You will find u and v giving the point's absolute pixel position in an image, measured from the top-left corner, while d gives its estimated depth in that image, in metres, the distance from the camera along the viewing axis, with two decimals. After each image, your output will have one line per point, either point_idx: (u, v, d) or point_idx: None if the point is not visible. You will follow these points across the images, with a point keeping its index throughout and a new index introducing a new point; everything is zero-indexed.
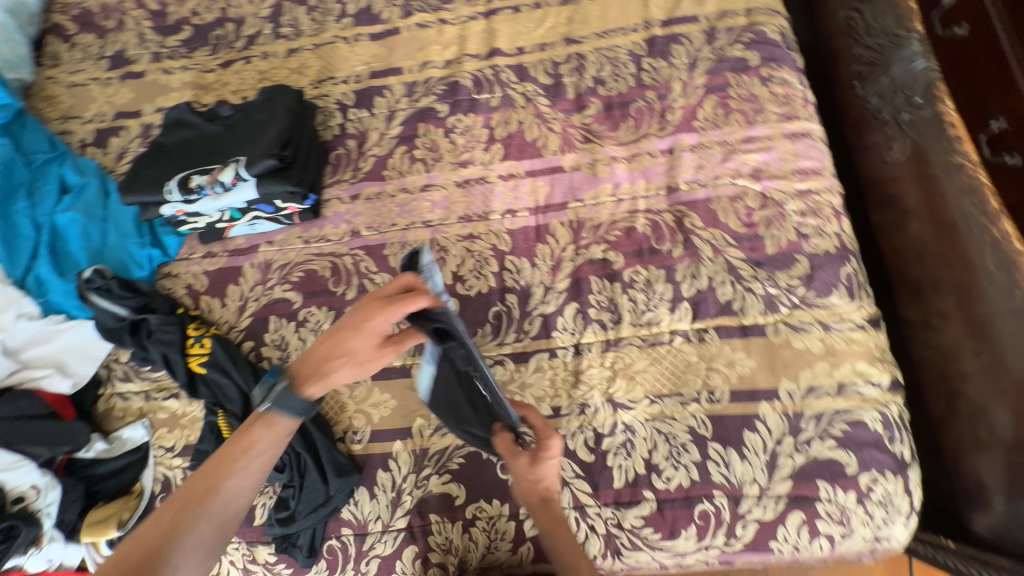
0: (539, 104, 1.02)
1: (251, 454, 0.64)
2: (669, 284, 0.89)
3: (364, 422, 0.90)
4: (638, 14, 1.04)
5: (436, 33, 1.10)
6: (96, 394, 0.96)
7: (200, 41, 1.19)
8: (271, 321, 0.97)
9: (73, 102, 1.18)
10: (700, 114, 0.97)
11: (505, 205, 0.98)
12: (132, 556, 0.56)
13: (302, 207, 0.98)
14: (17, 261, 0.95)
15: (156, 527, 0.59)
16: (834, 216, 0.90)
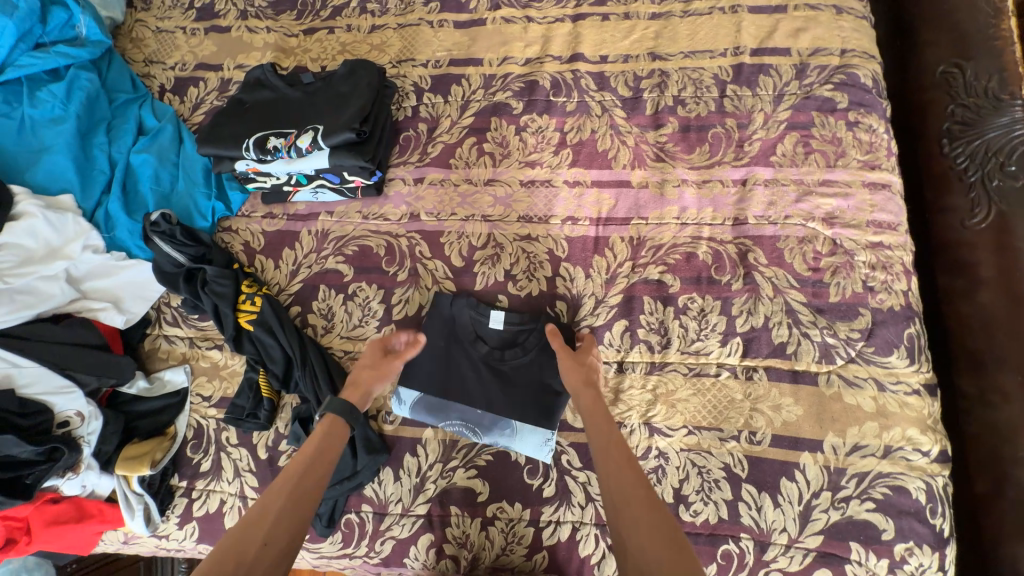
0: (615, 116, 1.01)
1: (322, 461, 0.72)
2: (723, 316, 0.88)
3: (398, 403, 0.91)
4: (730, 38, 1.02)
5: (521, 29, 1.10)
6: (144, 333, 0.98)
7: (287, 5, 1.21)
8: (320, 290, 0.98)
9: (158, 47, 1.20)
10: (779, 149, 0.95)
11: (567, 211, 0.97)
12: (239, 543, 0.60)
13: (368, 183, 0.98)
14: (89, 195, 0.97)
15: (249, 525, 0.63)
16: (904, 274, 0.87)
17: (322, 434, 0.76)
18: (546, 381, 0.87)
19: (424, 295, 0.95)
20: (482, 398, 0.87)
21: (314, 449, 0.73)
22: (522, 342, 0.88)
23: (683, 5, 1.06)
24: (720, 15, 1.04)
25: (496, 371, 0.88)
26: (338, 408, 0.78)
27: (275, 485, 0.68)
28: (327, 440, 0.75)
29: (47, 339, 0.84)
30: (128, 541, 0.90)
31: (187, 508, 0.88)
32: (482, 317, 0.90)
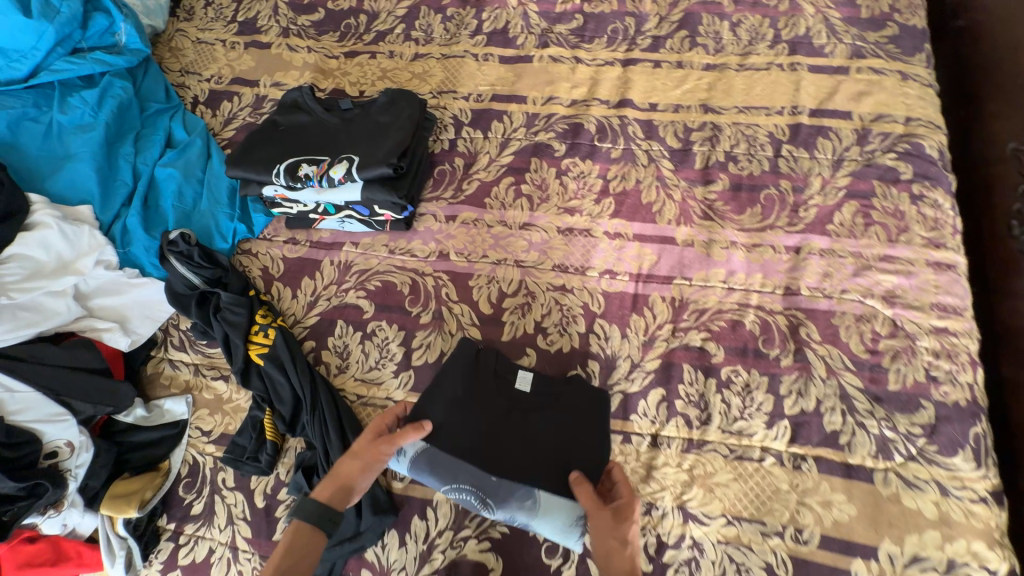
0: (662, 167, 0.96)
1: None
2: (770, 395, 0.81)
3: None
4: (787, 97, 0.98)
5: (568, 70, 1.06)
6: (148, 355, 0.93)
7: (330, 26, 1.19)
8: (337, 325, 0.92)
9: (196, 58, 1.18)
10: (836, 217, 0.89)
11: (606, 264, 0.92)
12: None
13: (397, 217, 0.94)
14: (109, 206, 0.93)
15: None
16: (971, 365, 0.80)
17: (293, 539, 0.65)
18: (573, 451, 0.77)
19: (447, 342, 0.89)
20: (500, 459, 0.76)
21: (285, 560, 0.64)
22: (551, 402, 0.81)
23: (739, 58, 1.02)
24: (778, 72, 1.00)
25: (518, 432, 0.78)
26: (308, 512, 0.66)
27: None
28: (302, 549, 0.65)
29: (45, 361, 0.80)
30: None
31: (172, 554, 0.81)
32: (508, 372, 0.83)
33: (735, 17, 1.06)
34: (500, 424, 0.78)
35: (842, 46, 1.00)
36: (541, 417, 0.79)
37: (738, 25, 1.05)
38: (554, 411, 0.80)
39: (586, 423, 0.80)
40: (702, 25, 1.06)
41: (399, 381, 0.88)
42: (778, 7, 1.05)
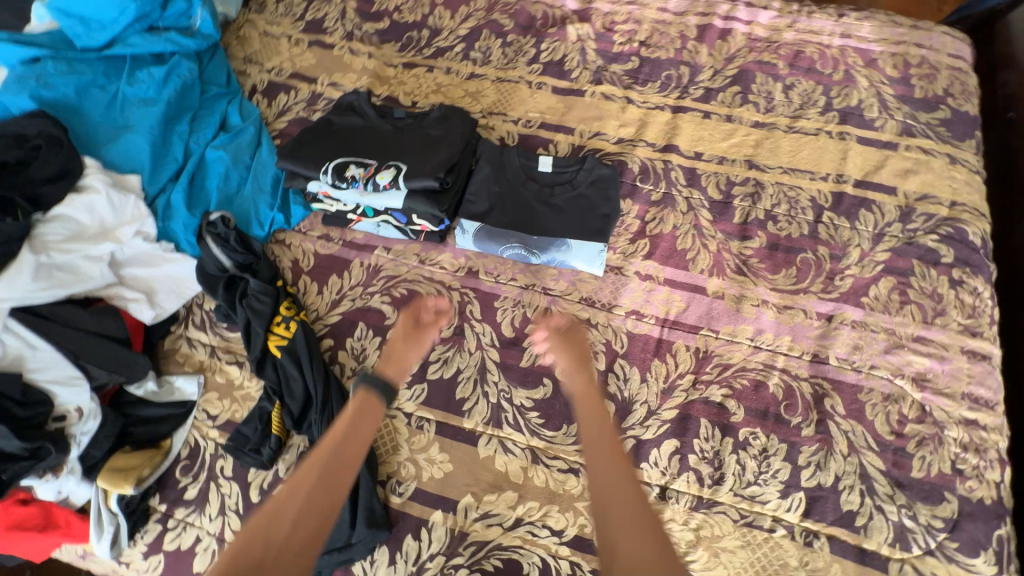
0: (701, 216, 0.96)
1: (342, 471, 0.66)
2: (787, 463, 0.79)
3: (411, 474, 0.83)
4: (833, 164, 0.98)
5: (618, 108, 1.08)
6: (167, 331, 0.93)
7: (393, 36, 1.23)
8: (358, 328, 0.92)
9: (260, 49, 1.22)
10: (872, 291, 0.88)
11: (633, 304, 0.91)
12: (264, 535, 0.59)
13: (433, 229, 0.94)
14: (156, 179, 0.95)
15: (263, 523, 0.60)
16: (1000, 463, 0.77)
17: (352, 416, 0.72)
18: (603, 202, 0.96)
19: (465, 360, 0.89)
20: (538, 227, 0.94)
21: (340, 432, 0.69)
22: (573, 178, 0.98)
23: (789, 120, 1.03)
24: (827, 138, 1.01)
25: (549, 210, 0.95)
26: (362, 425, 0.72)
27: (301, 471, 0.65)
28: (352, 437, 0.70)
29: (72, 324, 0.79)
30: (85, 557, 0.81)
31: (157, 537, 0.80)
32: (530, 164, 0.99)
33: (789, 79, 1.07)
34: (534, 196, 0.97)
35: (893, 122, 1.01)
36: (567, 190, 0.97)
37: (791, 88, 1.06)
38: (574, 180, 0.98)
39: (600, 189, 0.97)
40: (756, 83, 1.07)
41: (411, 393, 0.87)
42: (833, 75, 1.07)
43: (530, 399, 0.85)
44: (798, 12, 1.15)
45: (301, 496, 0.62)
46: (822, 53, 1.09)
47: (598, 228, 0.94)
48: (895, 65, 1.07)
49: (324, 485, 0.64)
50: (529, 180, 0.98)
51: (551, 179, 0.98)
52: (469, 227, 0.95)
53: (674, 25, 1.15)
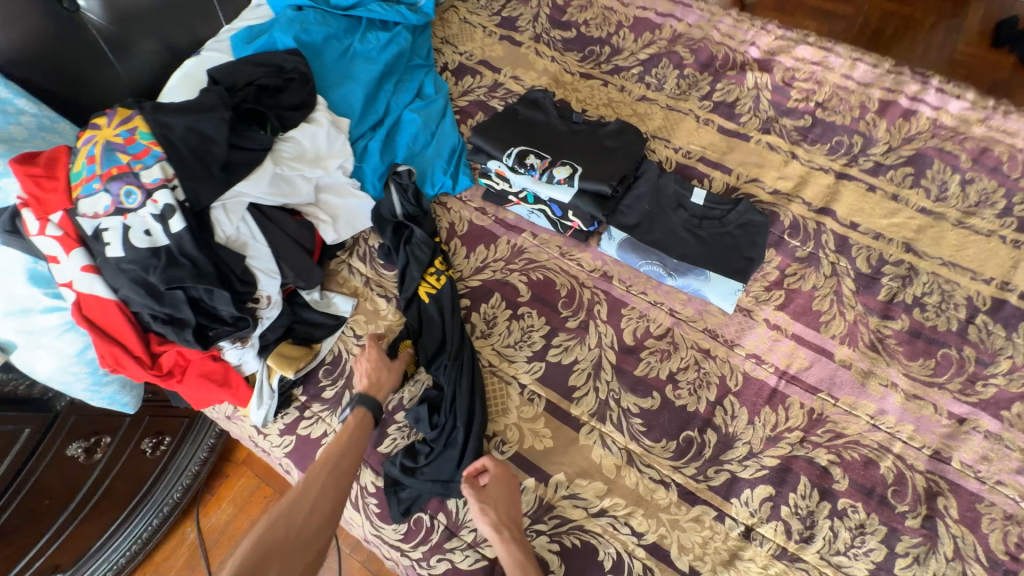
0: (843, 283, 0.97)
1: (359, 434, 0.84)
2: (883, 546, 0.78)
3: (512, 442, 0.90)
4: (1000, 270, 0.95)
5: (780, 160, 1.11)
6: (335, 254, 1.08)
7: (576, 47, 1.33)
8: (493, 297, 1.02)
9: (457, 33, 1.37)
10: (1015, 407, 0.85)
11: (756, 348, 0.94)
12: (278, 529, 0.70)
13: (582, 228, 1.03)
14: (361, 125, 1.11)
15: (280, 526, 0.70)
16: None
17: (351, 427, 0.84)
18: (746, 247, 0.99)
19: (583, 352, 0.95)
20: (678, 250, 0.99)
21: (343, 440, 0.82)
22: (722, 216, 1.02)
23: (959, 215, 1.01)
24: (998, 243, 0.98)
25: (693, 239, 1.00)
26: (366, 404, 0.86)
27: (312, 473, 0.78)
28: (357, 429, 0.85)
29: (279, 226, 0.94)
30: (230, 418, 0.96)
31: (293, 420, 0.94)
32: (685, 192, 1.04)
33: (969, 174, 1.05)
34: (682, 223, 1.01)
35: None
36: (715, 226, 1.01)
37: (969, 183, 1.04)
38: (724, 219, 1.02)
39: (746, 234, 1.00)
40: (931, 169, 1.06)
41: (529, 367, 0.95)
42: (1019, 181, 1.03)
43: (637, 405, 0.90)
44: (994, 109, 1.11)
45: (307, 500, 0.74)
46: (1012, 156, 1.06)
47: (738, 269, 0.97)
48: None
49: (357, 437, 0.83)
50: (678, 207, 1.03)
51: (700, 211, 1.03)
52: (615, 233, 1.02)
53: (856, 94, 1.16)
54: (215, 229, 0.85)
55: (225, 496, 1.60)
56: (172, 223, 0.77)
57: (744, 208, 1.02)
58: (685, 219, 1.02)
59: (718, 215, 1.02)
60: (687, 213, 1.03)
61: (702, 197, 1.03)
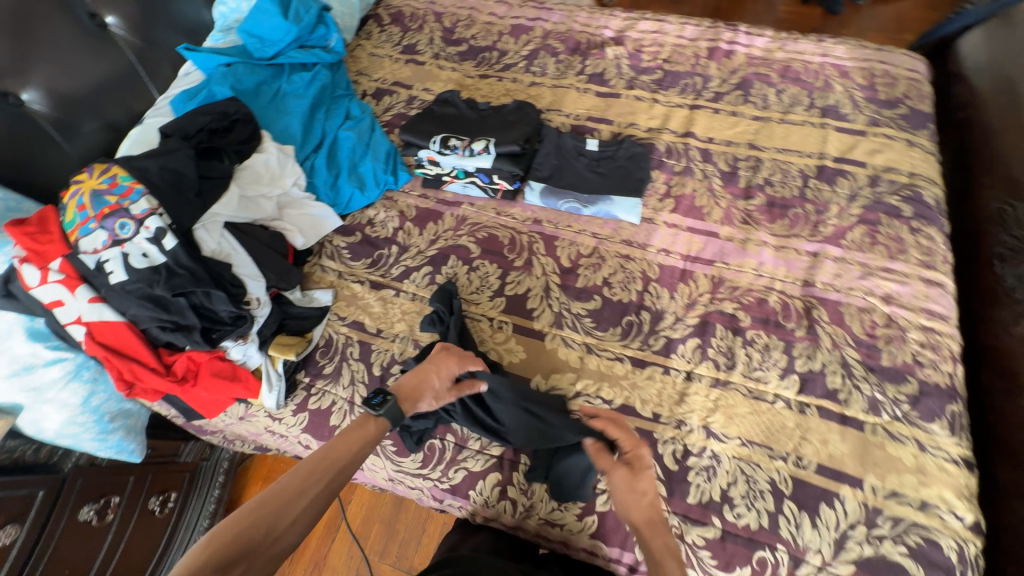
0: (713, 182, 1.25)
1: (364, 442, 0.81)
2: (784, 355, 1.02)
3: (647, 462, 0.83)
4: (816, 146, 1.27)
5: (647, 106, 1.40)
6: (306, 259, 1.23)
7: (470, 56, 1.59)
8: (450, 259, 1.21)
9: (368, 65, 1.60)
10: (849, 235, 1.14)
11: (662, 244, 1.18)
12: (262, 523, 0.67)
13: (508, 188, 1.26)
14: (304, 149, 1.29)
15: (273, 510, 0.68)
16: (951, 358, 1.00)
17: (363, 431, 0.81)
18: (637, 172, 1.26)
19: (533, 280, 1.16)
20: (587, 187, 1.24)
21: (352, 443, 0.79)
22: (613, 155, 1.29)
23: (781, 115, 1.33)
24: (810, 127, 1.30)
25: (596, 177, 1.26)
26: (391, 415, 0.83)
27: (310, 471, 0.74)
28: (365, 434, 0.81)
29: (254, 237, 1.10)
30: (244, 418, 1.09)
31: (303, 399, 1.06)
32: (581, 143, 1.30)
33: (780, 86, 1.39)
34: (584, 166, 1.27)
35: (863, 116, 1.30)
36: (610, 163, 1.28)
37: (781, 92, 1.37)
38: (615, 156, 1.29)
39: (635, 163, 1.27)
40: (754, 88, 1.39)
41: (493, 303, 1.14)
42: (814, 83, 1.38)
43: (585, 308, 1.12)
44: (787, 38, 1.48)
45: (303, 500, 0.71)
46: (806, 68, 1.41)
47: (635, 189, 1.23)
48: (864, 76, 1.38)
49: (362, 442, 0.80)
50: (579, 156, 1.29)
51: (597, 155, 1.29)
52: (535, 185, 1.25)
53: (689, 48, 1.49)
54: (201, 245, 1.00)
55: None
56: (164, 242, 0.93)
57: (627, 145, 1.29)
58: (586, 163, 1.28)
59: (610, 154, 1.29)
60: (586, 159, 1.29)
61: (595, 144, 1.30)
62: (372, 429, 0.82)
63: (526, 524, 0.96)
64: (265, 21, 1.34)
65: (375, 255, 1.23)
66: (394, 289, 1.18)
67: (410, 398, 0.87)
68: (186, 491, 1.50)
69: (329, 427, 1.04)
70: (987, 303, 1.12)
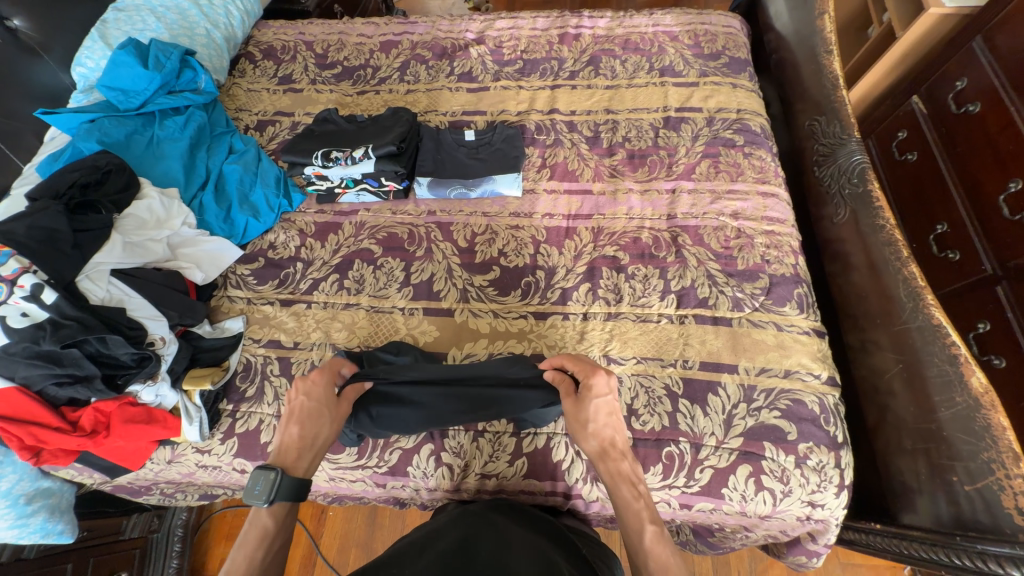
0: (581, 148, 1.40)
1: (280, 530, 0.70)
2: (661, 280, 1.16)
3: (601, 392, 0.80)
4: (660, 101, 1.46)
5: (514, 93, 1.54)
6: (212, 294, 1.25)
7: (346, 77, 1.67)
8: (356, 263, 1.26)
9: (247, 101, 1.63)
10: (697, 170, 1.32)
11: (546, 210, 1.31)
12: None
13: (398, 188, 1.35)
14: (190, 188, 1.31)
15: None
16: (791, 252, 1.18)
17: (271, 522, 0.69)
18: (513, 151, 1.38)
19: (435, 266, 1.24)
20: (471, 173, 1.35)
21: (267, 538, 0.68)
22: (490, 140, 1.40)
23: (628, 81, 1.51)
24: (653, 87, 1.49)
25: (478, 163, 1.37)
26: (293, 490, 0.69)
27: None
28: (277, 524, 0.69)
29: (147, 279, 1.10)
30: (172, 460, 1.08)
31: (229, 426, 1.08)
32: (459, 136, 1.42)
33: (624, 57, 1.57)
34: (466, 155, 1.38)
35: (693, 70, 1.51)
36: (489, 148, 1.39)
37: (626, 62, 1.56)
38: (491, 140, 1.40)
39: (511, 143, 1.40)
40: (603, 62, 1.56)
41: (402, 294, 1.21)
42: (651, 50, 1.57)
43: (486, 279, 1.21)
44: (624, 16, 1.67)
45: None
46: (642, 38, 1.61)
47: (513, 166, 1.35)
48: (689, 37, 1.59)
49: (275, 531, 0.69)
50: (460, 147, 1.40)
51: (476, 143, 1.40)
52: (423, 181, 1.35)
53: (543, 37, 1.65)
54: (87, 296, 1.01)
55: None
56: (44, 296, 0.94)
57: (501, 129, 1.42)
58: (468, 153, 1.39)
59: (487, 140, 1.41)
60: (467, 149, 1.40)
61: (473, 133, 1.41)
62: (269, 517, 0.69)
63: (466, 484, 1.03)
64: (124, 72, 1.35)
65: (281, 275, 1.26)
66: (305, 302, 1.22)
67: (302, 453, 0.75)
68: (137, 570, 1.41)
69: (261, 445, 1.06)
70: (817, 204, 1.34)
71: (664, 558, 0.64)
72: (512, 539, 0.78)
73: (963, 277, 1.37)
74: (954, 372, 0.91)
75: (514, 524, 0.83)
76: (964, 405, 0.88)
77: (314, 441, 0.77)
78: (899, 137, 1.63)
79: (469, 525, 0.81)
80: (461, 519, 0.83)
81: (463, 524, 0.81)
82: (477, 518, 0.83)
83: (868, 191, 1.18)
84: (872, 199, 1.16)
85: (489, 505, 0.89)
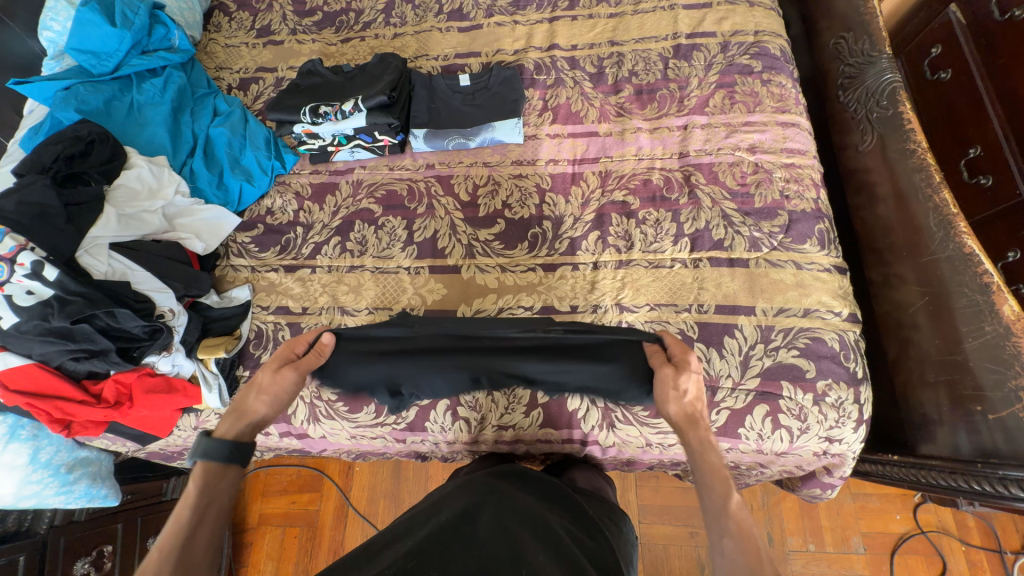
0: (584, 86, 1.30)
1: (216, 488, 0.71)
2: (673, 223, 1.11)
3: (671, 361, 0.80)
4: (669, 28, 1.33)
5: (509, 30, 1.42)
6: (215, 264, 1.24)
7: (328, 23, 1.55)
8: (357, 223, 1.22)
9: (226, 57, 1.53)
10: (712, 102, 1.22)
11: (549, 155, 1.24)
12: None
13: (393, 142, 1.28)
14: (179, 156, 1.26)
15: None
16: (813, 185, 1.11)
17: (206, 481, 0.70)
18: (511, 94, 1.29)
19: (438, 222, 1.20)
20: (467, 121, 1.27)
21: (202, 494, 0.69)
22: (486, 84, 1.31)
23: (633, 7, 1.38)
24: (661, 12, 1.36)
25: (474, 109, 1.29)
26: (214, 449, 0.71)
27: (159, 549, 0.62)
28: (211, 483, 0.71)
29: (147, 252, 1.09)
30: (198, 427, 1.11)
31: None
32: (452, 82, 1.33)
33: None
34: (461, 102, 1.30)
35: None
36: (486, 92, 1.31)
37: None
38: (487, 84, 1.31)
39: (508, 86, 1.30)
40: None
41: (406, 253, 1.18)
42: None
43: (492, 233, 1.17)
44: None
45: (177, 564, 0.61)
46: None
47: (512, 112, 1.27)
48: None
49: (213, 490, 0.70)
50: (454, 95, 1.31)
51: (471, 89, 1.32)
52: (419, 132, 1.27)
53: None
54: (91, 271, 1.00)
55: (259, 558, 1.59)
56: (46, 273, 0.94)
57: (498, 70, 1.32)
58: (463, 99, 1.31)
59: (483, 85, 1.31)
60: (462, 96, 1.31)
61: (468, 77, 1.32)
62: (194, 483, 0.70)
63: (484, 437, 1.04)
64: (92, 32, 1.27)
65: (283, 241, 1.24)
66: (309, 267, 1.20)
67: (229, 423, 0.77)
68: None
69: None
70: (841, 133, 1.25)
71: (747, 524, 0.62)
72: (516, 504, 0.79)
73: (995, 204, 1.29)
74: (984, 302, 0.87)
75: (520, 487, 0.84)
76: (993, 334, 0.85)
77: (240, 406, 0.79)
78: (933, 54, 1.49)
79: (475, 491, 0.82)
80: (465, 488, 0.84)
81: (465, 493, 0.82)
82: (483, 485, 0.84)
83: (899, 113, 1.09)
84: (902, 122, 1.07)
85: (496, 471, 0.90)
